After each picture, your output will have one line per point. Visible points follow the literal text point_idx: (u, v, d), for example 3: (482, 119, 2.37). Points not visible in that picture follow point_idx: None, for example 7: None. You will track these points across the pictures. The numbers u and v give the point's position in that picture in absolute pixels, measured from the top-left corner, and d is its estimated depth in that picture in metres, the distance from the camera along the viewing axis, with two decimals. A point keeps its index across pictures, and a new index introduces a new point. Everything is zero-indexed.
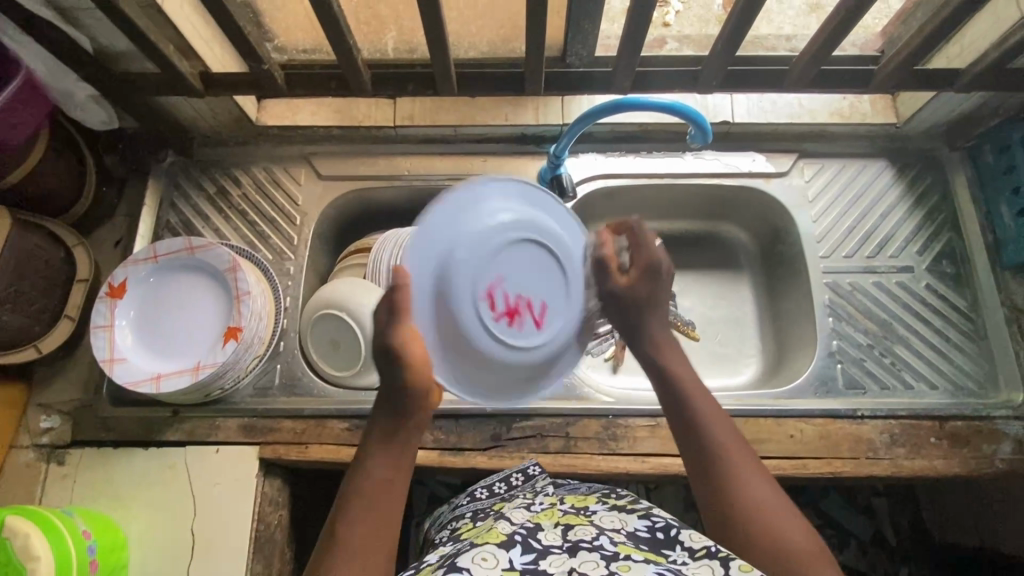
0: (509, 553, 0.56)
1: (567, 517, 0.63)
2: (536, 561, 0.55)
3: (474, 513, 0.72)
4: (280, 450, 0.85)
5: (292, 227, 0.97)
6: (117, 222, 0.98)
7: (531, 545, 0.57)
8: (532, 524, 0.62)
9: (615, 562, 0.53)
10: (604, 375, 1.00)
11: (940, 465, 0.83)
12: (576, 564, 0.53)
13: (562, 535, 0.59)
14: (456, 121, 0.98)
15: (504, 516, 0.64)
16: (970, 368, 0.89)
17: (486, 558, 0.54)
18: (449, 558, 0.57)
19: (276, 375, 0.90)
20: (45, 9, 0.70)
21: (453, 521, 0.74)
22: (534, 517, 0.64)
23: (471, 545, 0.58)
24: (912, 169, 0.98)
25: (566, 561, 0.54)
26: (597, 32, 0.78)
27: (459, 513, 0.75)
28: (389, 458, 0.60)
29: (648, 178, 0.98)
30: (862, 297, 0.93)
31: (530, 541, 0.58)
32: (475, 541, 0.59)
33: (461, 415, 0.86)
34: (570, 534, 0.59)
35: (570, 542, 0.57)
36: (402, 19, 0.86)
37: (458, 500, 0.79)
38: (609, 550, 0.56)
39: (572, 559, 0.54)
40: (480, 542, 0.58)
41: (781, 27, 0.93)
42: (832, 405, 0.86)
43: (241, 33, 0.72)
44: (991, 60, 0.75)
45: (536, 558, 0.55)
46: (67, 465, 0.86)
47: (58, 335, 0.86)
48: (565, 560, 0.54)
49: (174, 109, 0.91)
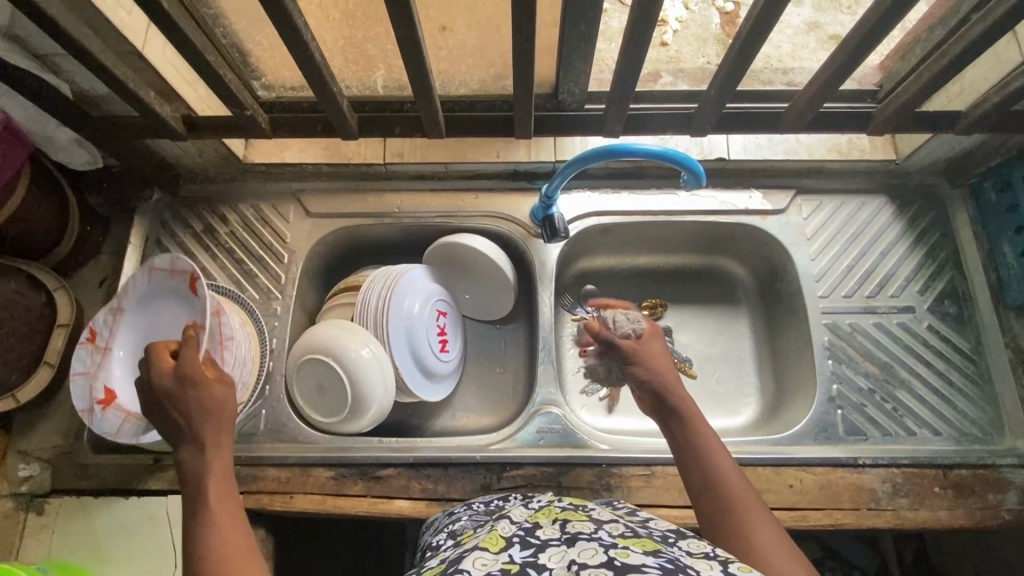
0: (509, 552, 0.49)
1: (564, 512, 0.56)
2: (535, 555, 0.48)
3: (473, 519, 0.69)
4: (264, 500, 0.83)
5: (278, 266, 0.95)
6: (102, 262, 0.97)
7: (528, 542, 0.51)
8: (529, 523, 0.55)
9: (614, 550, 0.47)
10: (599, 417, 0.97)
11: (944, 516, 0.81)
12: (576, 556, 0.47)
13: (560, 528, 0.52)
14: (446, 159, 0.97)
15: (502, 516, 0.58)
16: (975, 413, 0.87)
17: (482, 560, 0.48)
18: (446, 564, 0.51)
19: (261, 421, 0.88)
20: (23, 58, 0.69)
21: (452, 526, 0.69)
22: (532, 515, 0.57)
23: (469, 549, 0.52)
24: (912, 206, 0.96)
25: (566, 553, 0.47)
26: (589, 71, 0.74)
27: (455, 517, 0.72)
28: (224, 500, 0.58)
29: (642, 215, 0.96)
30: (862, 339, 0.91)
31: (528, 538, 0.51)
32: (472, 543, 0.52)
33: (452, 464, 0.84)
34: (570, 526, 0.52)
35: (570, 534, 0.51)
36: (390, 60, 0.81)
37: (455, 509, 0.75)
38: (609, 540, 0.50)
39: (571, 550, 0.48)
40: (475, 545, 0.51)
41: (780, 45, 0.89)
42: (834, 454, 0.84)
43: (223, 81, 0.70)
44: (992, 104, 0.74)
45: (535, 552, 0.49)
46: (46, 515, 0.84)
47: (37, 385, 0.83)
48: (564, 553, 0.47)
49: (159, 149, 0.89)
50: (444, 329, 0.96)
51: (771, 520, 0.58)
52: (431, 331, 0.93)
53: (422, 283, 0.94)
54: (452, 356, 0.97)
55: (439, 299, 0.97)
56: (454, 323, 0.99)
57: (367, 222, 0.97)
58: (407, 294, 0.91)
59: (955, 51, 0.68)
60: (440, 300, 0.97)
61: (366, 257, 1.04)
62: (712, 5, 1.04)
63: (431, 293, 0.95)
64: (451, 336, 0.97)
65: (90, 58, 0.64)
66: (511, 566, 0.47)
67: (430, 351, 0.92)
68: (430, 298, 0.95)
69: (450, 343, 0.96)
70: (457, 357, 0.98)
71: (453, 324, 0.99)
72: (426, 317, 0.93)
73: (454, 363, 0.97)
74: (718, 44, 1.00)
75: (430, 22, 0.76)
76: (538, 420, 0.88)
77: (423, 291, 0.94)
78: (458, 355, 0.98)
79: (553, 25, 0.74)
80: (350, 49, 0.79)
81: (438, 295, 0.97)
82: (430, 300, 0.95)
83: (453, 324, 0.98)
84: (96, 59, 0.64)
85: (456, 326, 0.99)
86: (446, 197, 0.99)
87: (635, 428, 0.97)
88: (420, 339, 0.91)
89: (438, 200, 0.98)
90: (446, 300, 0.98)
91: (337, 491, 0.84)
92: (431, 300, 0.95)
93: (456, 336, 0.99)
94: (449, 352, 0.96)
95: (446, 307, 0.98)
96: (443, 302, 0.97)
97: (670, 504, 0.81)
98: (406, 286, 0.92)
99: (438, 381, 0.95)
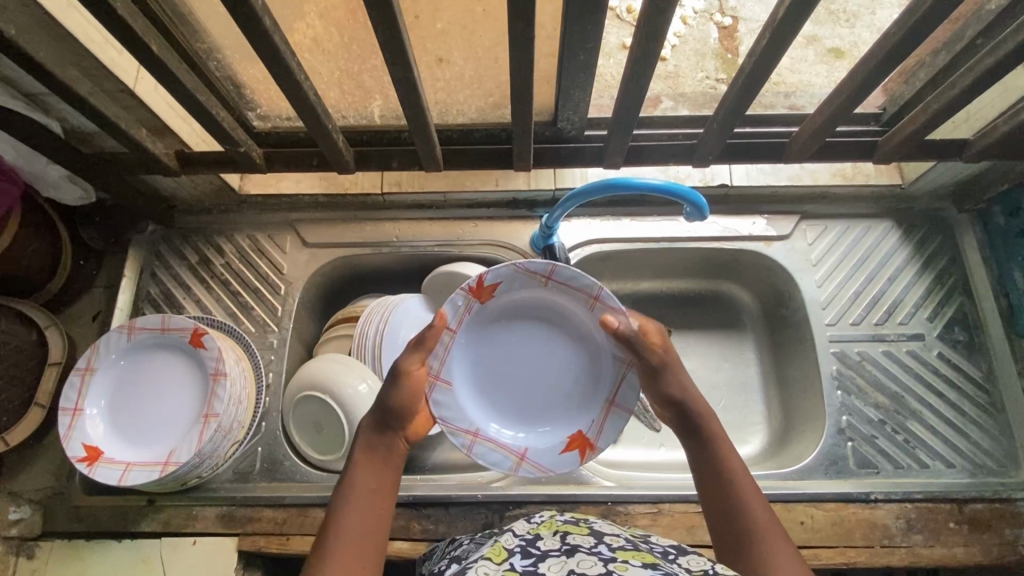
0: (510, 560, 0.50)
1: (567, 526, 0.57)
2: (536, 564, 0.49)
3: (472, 541, 0.68)
4: (261, 542, 0.81)
5: (275, 298, 0.93)
6: (96, 295, 0.96)
7: (530, 552, 0.52)
8: (531, 535, 0.56)
9: (613, 562, 0.47)
10: (603, 448, 0.95)
11: (961, 553, 0.79)
12: (575, 566, 0.47)
13: (561, 540, 0.53)
14: (444, 188, 0.96)
15: (505, 530, 0.59)
16: (988, 445, 0.85)
17: (484, 569, 0.48)
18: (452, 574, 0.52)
19: (257, 459, 0.86)
20: (10, 97, 0.68)
21: (451, 552, 0.68)
22: (534, 528, 0.58)
23: (474, 560, 0.53)
24: (919, 231, 0.94)
25: (565, 563, 0.48)
26: (588, 99, 0.72)
27: (457, 544, 0.70)
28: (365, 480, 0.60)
29: (644, 242, 0.95)
30: (871, 368, 0.89)
31: (529, 548, 0.52)
32: (476, 557, 0.53)
33: (451, 504, 0.82)
34: (570, 538, 0.53)
35: (569, 545, 0.52)
36: (387, 91, 0.79)
37: (457, 539, 0.72)
38: (608, 554, 0.50)
39: (570, 560, 0.48)
40: (478, 558, 0.52)
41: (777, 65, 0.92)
42: (844, 488, 0.82)
43: (216, 120, 0.69)
44: (1002, 133, 0.72)
45: (536, 561, 0.49)
46: (37, 559, 0.82)
47: (27, 426, 0.82)
48: (564, 563, 0.48)
49: (153, 182, 0.88)
50: (549, 346, 0.78)
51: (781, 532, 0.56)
52: (561, 354, 0.78)
53: (520, 262, 0.73)
54: (515, 396, 0.79)
55: (503, 282, 0.74)
56: (495, 316, 0.78)
57: (364, 252, 0.95)
58: (605, 292, 0.73)
59: (965, 82, 0.67)
60: (502, 285, 0.75)
61: (363, 285, 1.02)
62: (710, 22, 1.04)
63: (539, 269, 0.74)
64: (514, 350, 0.78)
65: (81, 100, 0.63)
66: (512, 574, 0.48)
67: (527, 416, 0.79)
68: (542, 277, 0.74)
69: (528, 370, 0.79)
70: (479, 396, 0.78)
71: (500, 323, 0.78)
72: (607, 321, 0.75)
73: (499, 407, 0.79)
74: (716, 60, 1.01)
75: (426, 53, 0.75)
76: None
77: (546, 275, 0.74)
78: (455, 379, 0.76)
79: (551, 55, 0.72)
80: (346, 81, 0.78)
81: (508, 279, 0.74)
82: (558, 279, 0.74)
83: (502, 322, 0.78)
84: (87, 101, 0.63)
85: (482, 330, 0.78)
86: (445, 225, 0.97)
87: (639, 460, 0.94)
88: (599, 368, 0.78)
89: (436, 228, 0.97)
90: (524, 282, 0.75)
91: None
92: (546, 280, 0.75)
93: (502, 350, 0.78)
94: (520, 392, 0.79)
95: (492, 289, 0.75)
96: (530, 286, 0.76)
97: (677, 543, 0.79)
98: (576, 276, 0.73)
99: (523, 441, 0.78)
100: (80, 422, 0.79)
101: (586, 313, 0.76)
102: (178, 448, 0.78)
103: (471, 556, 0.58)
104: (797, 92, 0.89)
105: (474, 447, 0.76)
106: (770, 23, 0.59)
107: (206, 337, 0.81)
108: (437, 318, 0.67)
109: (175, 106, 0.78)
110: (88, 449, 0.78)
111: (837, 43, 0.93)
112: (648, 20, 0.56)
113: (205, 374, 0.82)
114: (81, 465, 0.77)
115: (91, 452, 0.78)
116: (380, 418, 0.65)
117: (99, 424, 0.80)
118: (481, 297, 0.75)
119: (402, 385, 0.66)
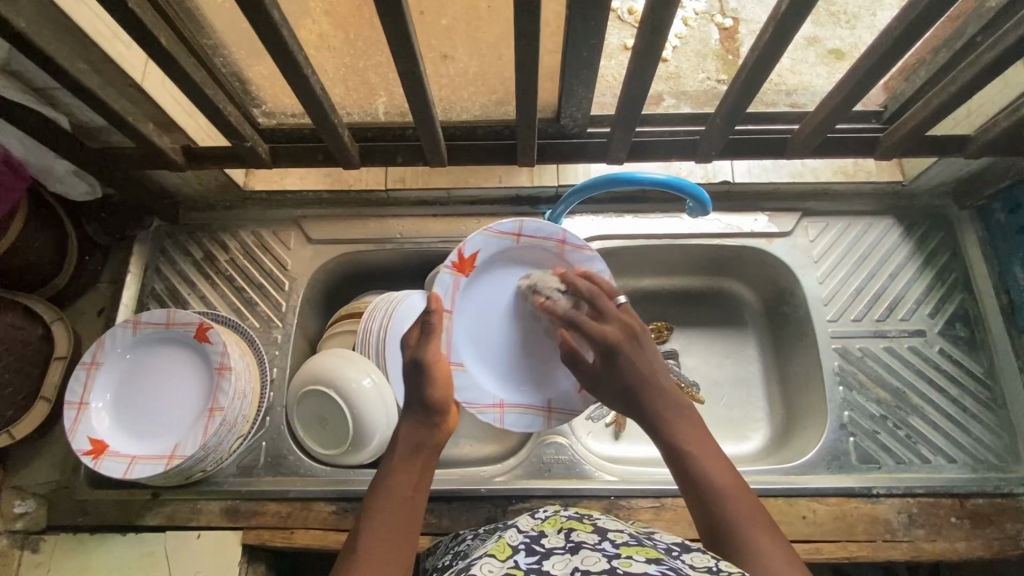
0: (515, 558, 0.50)
1: (570, 522, 0.57)
2: (540, 562, 0.49)
3: (475, 536, 0.68)
4: (264, 535, 0.82)
5: (280, 294, 0.94)
6: (101, 290, 0.97)
7: (534, 549, 0.52)
8: (535, 531, 0.56)
9: (617, 559, 0.47)
10: (605, 444, 0.96)
11: (963, 548, 0.79)
12: (579, 563, 0.47)
13: (565, 537, 0.54)
14: (447, 185, 0.96)
15: (509, 527, 0.59)
16: (989, 440, 0.85)
17: (488, 566, 0.48)
18: (457, 571, 0.52)
19: (261, 454, 0.86)
20: (19, 91, 0.69)
21: (455, 547, 0.68)
22: (538, 525, 0.58)
23: (479, 557, 0.53)
24: (920, 228, 0.95)
25: (570, 561, 0.48)
26: (591, 96, 0.73)
27: (460, 538, 0.71)
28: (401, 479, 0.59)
29: (647, 238, 0.95)
30: (873, 364, 0.89)
31: (534, 546, 0.52)
32: (481, 553, 0.53)
33: (455, 498, 0.83)
34: (574, 535, 0.53)
35: (573, 542, 0.52)
36: (392, 87, 0.80)
37: (460, 534, 0.73)
38: (612, 550, 0.50)
39: (575, 557, 0.49)
40: (482, 554, 0.52)
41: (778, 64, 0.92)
42: (846, 483, 0.82)
43: (223, 115, 0.70)
44: (1003, 129, 0.73)
45: (540, 559, 0.50)
46: (42, 552, 0.82)
47: (35, 418, 0.84)
48: (568, 560, 0.48)
49: (158, 178, 0.89)
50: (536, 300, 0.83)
51: (774, 531, 0.54)
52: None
53: (489, 227, 0.80)
54: (522, 356, 0.85)
55: (481, 250, 0.80)
56: (479, 290, 0.82)
57: (367, 248, 0.96)
58: (569, 236, 0.81)
59: (966, 77, 0.67)
60: (482, 253, 0.80)
61: (367, 281, 1.03)
62: (711, 23, 1.04)
63: (508, 229, 0.80)
64: (509, 314, 0.84)
65: (89, 95, 0.64)
66: (516, 571, 0.48)
67: (536, 368, 0.85)
68: (513, 235, 0.81)
69: (527, 331, 0.84)
70: (491, 368, 0.84)
71: (485, 299, 0.82)
72: (581, 262, 0.82)
73: (508, 371, 0.84)
74: (717, 60, 1.01)
75: (430, 50, 0.76)
76: (544, 450, 0.86)
77: (517, 231, 0.80)
78: (465, 356, 0.82)
79: (555, 51, 0.73)
80: (351, 77, 0.78)
81: (484, 245, 0.80)
82: (527, 233, 0.81)
83: (490, 292, 0.83)
84: (96, 96, 0.64)
85: (475, 307, 0.82)
86: (448, 222, 0.97)
87: (641, 455, 0.95)
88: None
89: (439, 225, 0.97)
90: (496, 247, 0.81)
91: (338, 526, 0.82)
92: (518, 237, 0.81)
93: (497, 319, 0.84)
94: (526, 352, 0.85)
95: (473, 260, 0.80)
96: (504, 249, 0.82)
97: (680, 537, 0.79)
98: (541, 224, 0.80)
99: (544, 396, 0.84)
100: (85, 416, 0.79)
101: (555, 259, 0.83)
102: (183, 442, 0.79)
103: (475, 552, 0.58)
104: (799, 91, 0.90)
105: (504, 417, 0.82)
106: (773, 18, 0.60)
107: (210, 331, 0.81)
108: (434, 301, 0.65)
109: (181, 101, 0.79)
110: (94, 442, 0.78)
111: (838, 44, 0.91)
112: (651, 16, 0.57)
113: (209, 368, 0.82)
114: (87, 458, 0.77)
115: (96, 445, 0.78)
116: (418, 419, 0.64)
117: (105, 418, 0.80)
118: (466, 271, 0.80)
119: (427, 378, 0.64)
